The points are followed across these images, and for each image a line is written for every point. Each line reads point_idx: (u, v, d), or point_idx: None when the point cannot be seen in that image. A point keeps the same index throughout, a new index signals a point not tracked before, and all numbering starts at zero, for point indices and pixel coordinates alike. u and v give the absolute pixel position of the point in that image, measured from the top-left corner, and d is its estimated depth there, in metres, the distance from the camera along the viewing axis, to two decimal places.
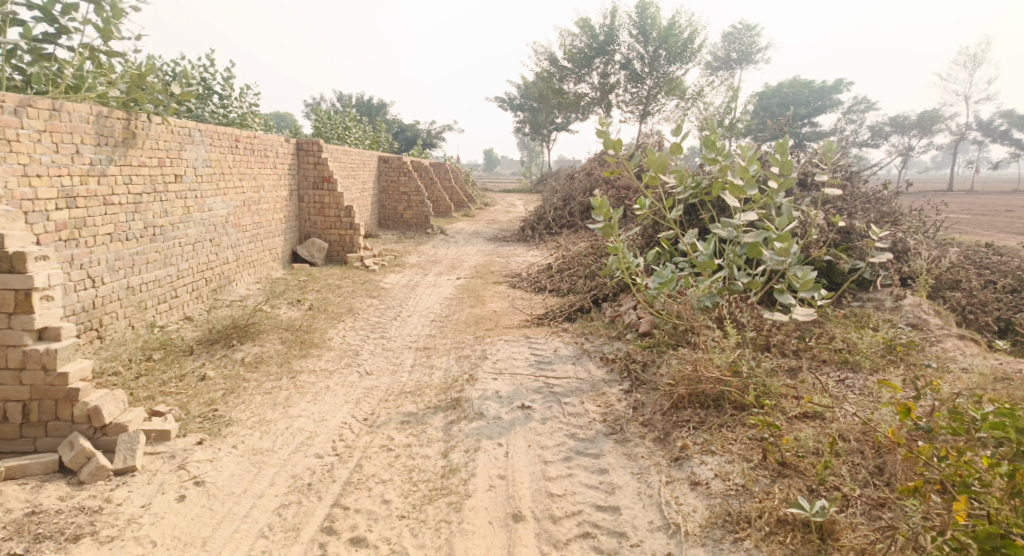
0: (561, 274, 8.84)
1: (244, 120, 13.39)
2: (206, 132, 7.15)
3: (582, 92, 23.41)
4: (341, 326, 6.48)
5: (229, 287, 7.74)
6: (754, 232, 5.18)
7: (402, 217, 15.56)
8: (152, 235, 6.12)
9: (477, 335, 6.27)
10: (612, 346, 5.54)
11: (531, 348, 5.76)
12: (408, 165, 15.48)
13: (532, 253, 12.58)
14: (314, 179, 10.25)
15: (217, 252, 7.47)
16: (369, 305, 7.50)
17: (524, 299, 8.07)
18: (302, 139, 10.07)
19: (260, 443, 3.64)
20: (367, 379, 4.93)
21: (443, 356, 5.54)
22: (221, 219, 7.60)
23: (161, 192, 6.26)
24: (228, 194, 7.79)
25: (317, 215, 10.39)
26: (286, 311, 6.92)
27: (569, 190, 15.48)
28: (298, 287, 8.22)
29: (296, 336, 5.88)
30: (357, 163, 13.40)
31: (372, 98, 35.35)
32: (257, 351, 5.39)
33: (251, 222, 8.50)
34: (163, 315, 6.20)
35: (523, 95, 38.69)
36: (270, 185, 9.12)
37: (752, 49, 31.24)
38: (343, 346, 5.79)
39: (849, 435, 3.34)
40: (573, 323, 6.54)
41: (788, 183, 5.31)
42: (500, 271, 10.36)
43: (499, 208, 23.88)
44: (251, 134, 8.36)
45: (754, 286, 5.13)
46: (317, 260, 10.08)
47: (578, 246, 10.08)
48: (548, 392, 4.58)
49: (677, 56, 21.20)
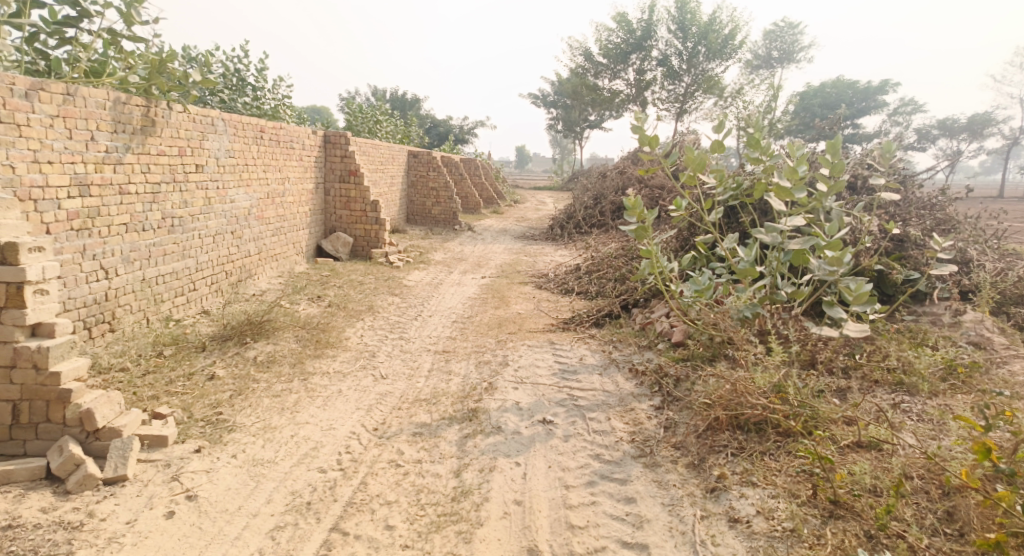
0: (589, 276, 8.49)
1: (276, 112, 13.36)
2: (229, 122, 7.01)
3: (617, 89, 22.91)
4: (359, 325, 6.26)
5: (250, 280, 7.62)
6: (802, 238, 4.75)
7: (430, 213, 15.37)
8: (171, 226, 5.99)
9: (500, 339, 5.98)
10: (642, 357, 5.18)
11: (556, 355, 5.44)
12: (437, 160, 15.28)
13: (560, 252, 12.24)
14: (341, 172, 10.09)
15: (238, 245, 7.34)
16: (390, 303, 7.28)
17: (550, 302, 7.75)
18: (330, 132, 9.91)
19: (261, 453, 3.41)
20: (381, 384, 4.68)
21: (462, 361, 5.26)
22: (243, 211, 7.47)
23: (180, 182, 6.13)
24: (251, 185, 7.65)
25: (343, 209, 10.24)
26: (305, 308, 6.74)
27: (600, 189, 15.06)
28: (319, 282, 8.05)
29: (312, 335, 5.68)
30: (385, 158, 13.24)
31: (405, 93, 35.38)
32: (270, 349, 5.20)
33: (275, 215, 8.36)
34: (179, 308, 6.07)
35: (556, 92, 38.24)
36: (295, 178, 8.98)
37: (794, 47, 30.25)
38: (359, 347, 5.56)
39: (913, 473, 2.93)
40: (601, 329, 6.20)
41: (840, 184, 4.86)
42: (526, 271, 10.05)
43: (529, 205, 23.57)
44: (276, 125, 8.21)
45: (799, 297, 4.71)
46: (341, 255, 9.93)
47: (609, 247, 9.71)
48: (572, 405, 4.26)
49: (717, 52, 20.53)
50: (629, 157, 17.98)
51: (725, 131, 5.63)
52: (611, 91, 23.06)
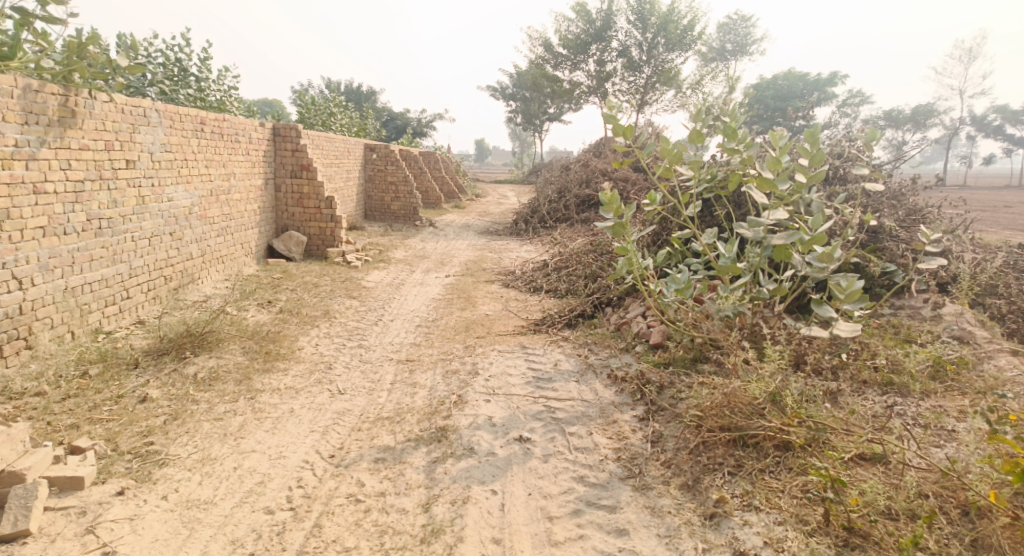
0: (558, 274, 8.18)
1: (223, 103, 12.56)
2: (163, 112, 6.39)
3: (577, 81, 22.70)
4: (314, 332, 5.77)
5: (193, 286, 7.00)
6: (785, 232, 4.51)
7: (389, 208, 14.81)
8: (97, 228, 5.36)
9: (468, 344, 5.59)
10: (620, 361, 4.88)
11: (529, 361, 5.09)
12: (395, 154, 14.72)
13: (526, 248, 11.91)
14: (292, 166, 9.48)
15: (178, 247, 6.72)
16: (348, 307, 6.79)
17: (519, 301, 7.41)
18: (279, 124, 9.29)
19: (197, 493, 2.95)
20: (339, 401, 4.24)
21: (428, 371, 4.86)
22: (183, 210, 6.85)
23: (108, 179, 5.51)
24: (191, 182, 7.04)
25: (296, 206, 9.63)
26: (254, 315, 6.20)
27: (564, 182, 14.79)
28: (270, 286, 7.49)
29: (261, 346, 5.17)
30: (341, 151, 12.62)
31: (361, 85, 34.37)
32: (214, 364, 4.68)
33: (220, 214, 7.74)
34: (110, 319, 5.45)
35: (515, 84, 37.85)
36: (241, 173, 8.35)
37: (747, 40, 30.65)
38: (314, 358, 5.09)
39: (926, 491, 2.71)
40: (574, 331, 5.89)
41: (821, 175, 4.64)
42: (492, 269, 9.67)
43: (491, 199, 23.17)
44: (219, 116, 7.57)
45: (782, 295, 4.48)
46: (294, 255, 9.35)
47: (577, 242, 9.41)
48: (550, 419, 3.92)
49: (676, 43, 20.49)
50: (591, 149, 17.79)
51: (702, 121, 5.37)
52: (571, 83, 22.83)
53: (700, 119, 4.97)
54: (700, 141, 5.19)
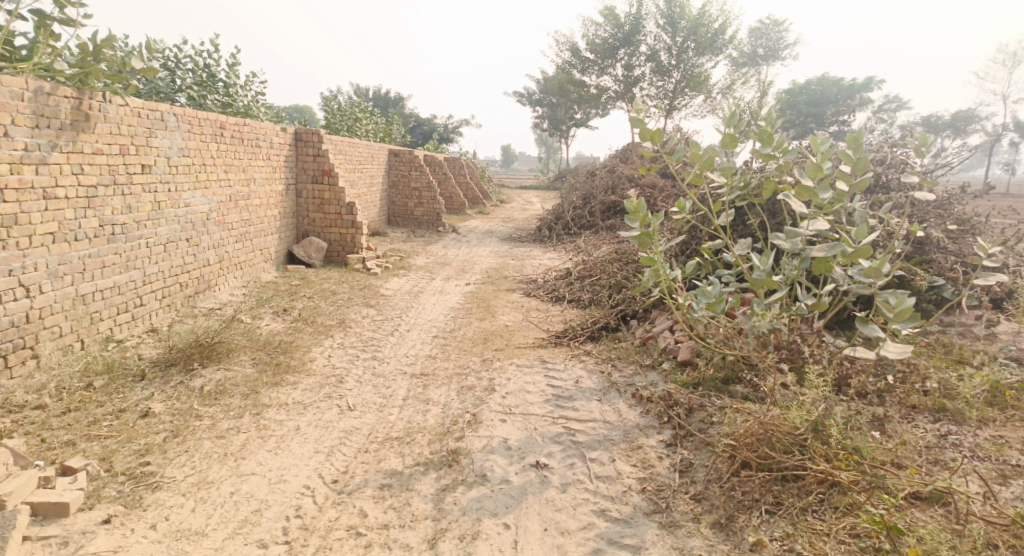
0: (581, 284, 7.90)
1: (249, 109, 12.60)
2: (182, 117, 6.32)
3: (604, 85, 22.39)
4: (328, 343, 5.60)
5: (209, 292, 6.91)
6: (826, 244, 4.14)
7: (412, 214, 14.70)
8: (111, 234, 5.28)
9: (485, 357, 5.35)
10: (646, 378, 4.59)
11: (548, 377, 4.83)
12: (419, 159, 14.61)
13: (549, 255, 11.64)
14: (314, 172, 9.39)
15: (195, 254, 6.64)
16: (365, 316, 6.62)
17: (541, 312, 7.15)
18: (301, 129, 9.22)
19: (189, 521, 2.79)
20: (347, 418, 4.03)
21: (443, 387, 4.63)
22: (201, 216, 6.77)
23: (123, 184, 5.43)
24: (210, 187, 6.96)
25: (317, 212, 9.54)
26: (268, 324, 6.06)
27: (589, 188, 14.50)
28: (287, 293, 7.37)
29: (272, 357, 5.01)
30: (364, 157, 12.55)
31: (388, 91, 34.58)
32: (222, 376, 4.53)
33: (238, 219, 7.67)
34: (123, 327, 5.37)
35: (542, 89, 37.67)
36: (261, 178, 8.28)
37: (778, 44, 30.00)
38: (325, 371, 4.91)
39: (996, 541, 2.37)
40: (597, 345, 5.60)
41: (865, 182, 4.26)
42: (514, 277, 9.43)
43: (515, 205, 22.97)
44: (239, 121, 7.50)
45: (822, 311, 4.14)
46: (314, 262, 9.24)
47: (602, 250, 9.11)
48: (569, 442, 3.65)
49: (707, 47, 20.07)
50: (617, 155, 17.47)
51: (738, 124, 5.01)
52: (598, 88, 22.54)
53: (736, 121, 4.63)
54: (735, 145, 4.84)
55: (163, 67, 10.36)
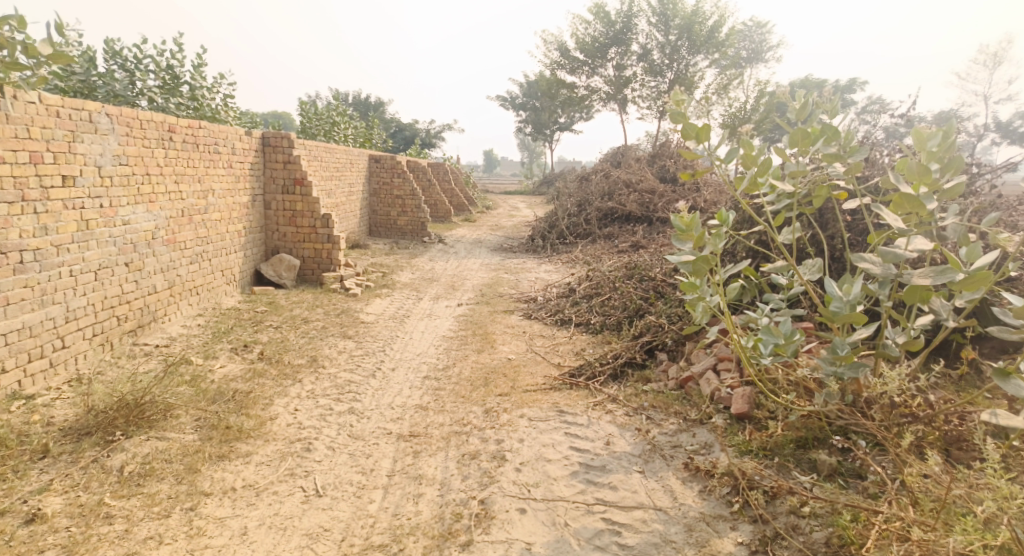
0: (589, 304, 6.97)
1: (217, 113, 11.48)
2: (116, 117, 5.26)
3: (594, 86, 21.54)
4: (294, 391, 4.57)
5: (155, 325, 5.83)
6: (930, 267, 3.22)
7: (395, 224, 13.68)
8: (18, 263, 4.22)
9: (488, 406, 4.37)
10: (695, 438, 3.65)
11: (570, 435, 3.86)
12: (402, 165, 13.58)
13: (545, 268, 10.70)
14: (284, 181, 8.35)
15: (136, 280, 5.58)
16: (341, 351, 5.61)
17: (546, 340, 6.19)
18: (269, 133, 8.19)
19: None
20: (314, 510, 3.04)
21: (438, 454, 3.64)
22: (144, 234, 5.73)
23: (35, 200, 4.37)
24: (155, 201, 5.91)
25: (288, 225, 8.48)
26: (223, 367, 5.02)
27: (584, 194, 13.61)
28: (250, 323, 6.33)
29: (222, 416, 3.98)
30: (342, 163, 11.52)
31: (367, 96, 33.47)
32: (151, 447, 3.49)
33: (193, 237, 6.61)
34: (35, 378, 4.30)
35: (526, 93, 36.81)
36: (221, 189, 7.22)
37: (763, 47, 29.55)
38: (289, 433, 3.90)
39: None
40: (622, 387, 4.65)
41: (960, 189, 3.34)
42: (510, 294, 8.47)
43: (501, 212, 22.03)
44: (193, 124, 6.47)
45: (918, 351, 3.27)
46: (285, 282, 8.20)
47: (608, 265, 8.19)
48: (616, 549, 2.72)
49: (701, 45, 19.31)
50: (609, 159, 16.60)
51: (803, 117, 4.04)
52: (588, 89, 21.69)
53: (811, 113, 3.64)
54: (805, 146, 3.87)
55: (120, 67, 9.21)
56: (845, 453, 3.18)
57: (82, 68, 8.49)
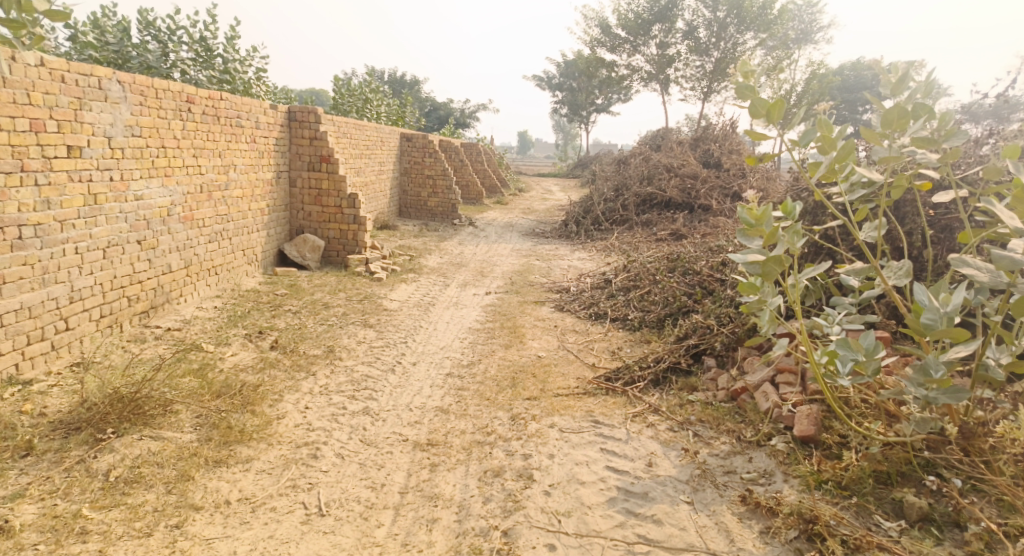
0: (627, 298, 6.47)
1: (250, 87, 11.22)
2: (128, 84, 4.96)
3: (636, 65, 20.68)
4: (306, 386, 4.23)
5: (169, 307, 5.57)
6: None
7: (426, 204, 13.31)
8: (16, 239, 3.95)
9: (514, 412, 3.96)
10: (752, 463, 3.17)
11: (606, 451, 3.43)
12: (434, 145, 13.16)
13: (578, 255, 10.20)
14: (310, 158, 8.00)
15: (150, 260, 5.31)
16: (360, 341, 5.26)
17: (579, 335, 5.73)
18: (295, 107, 7.83)
19: None
20: (316, 535, 2.69)
21: (457, 469, 3.24)
22: (159, 211, 5.44)
23: (36, 171, 4.10)
24: (171, 176, 5.62)
25: (313, 205, 8.16)
26: (234, 356, 4.71)
27: (621, 179, 12.98)
28: (269, 307, 6.03)
29: (225, 413, 3.66)
30: (372, 141, 11.15)
31: (402, 74, 33.08)
32: (143, 449, 3.19)
33: (212, 215, 6.32)
34: (34, 363, 4.04)
35: (562, 73, 35.86)
36: (244, 165, 6.91)
37: (813, 27, 28.05)
38: (296, 435, 3.56)
39: None
40: (664, 395, 4.18)
41: None
42: (541, 283, 8.01)
43: (534, 195, 21.47)
44: (213, 94, 6.14)
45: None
46: (309, 263, 7.91)
47: (648, 255, 7.65)
48: None
49: (751, 22, 18.24)
50: (648, 142, 15.87)
51: (897, 91, 3.41)
52: (628, 69, 20.84)
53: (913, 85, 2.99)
54: (900, 127, 3.25)
55: (153, 38, 8.96)
56: (940, 497, 2.66)
57: (115, 37, 8.26)
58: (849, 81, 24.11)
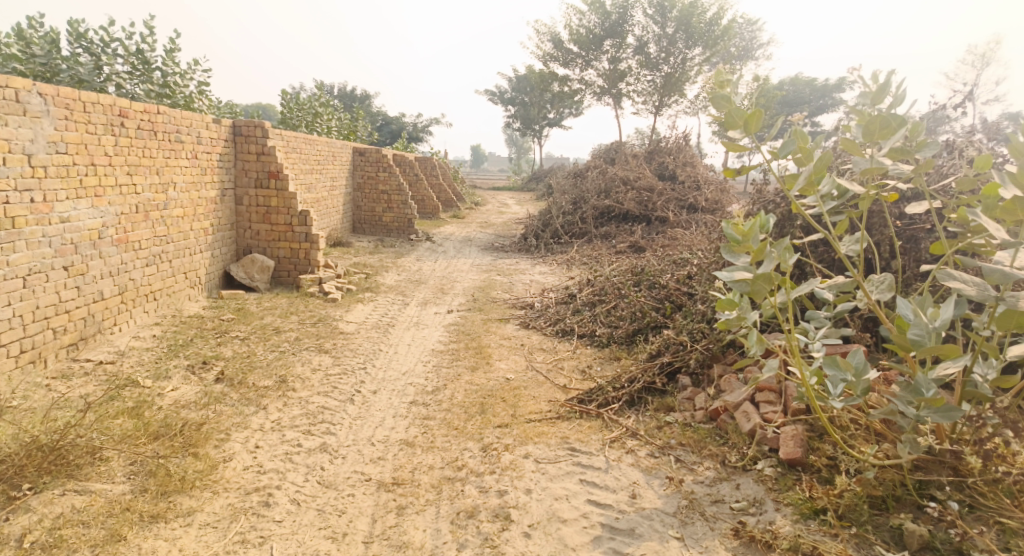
0: (593, 313, 6.32)
1: (193, 101, 10.62)
2: (51, 96, 4.53)
3: (589, 80, 20.88)
4: (257, 423, 3.86)
5: (101, 338, 5.08)
6: None
7: (381, 220, 12.94)
8: None
9: (486, 442, 3.71)
10: (740, 489, 3.03)
11: (586, 482, 3.22)
12: (388, 159, 12.82)
13: (539, 269, 10.05)
14: (257, 174, 7.59)
15: (78, 286, 4.83)
16: (315, 368, 4.91)
17: (547, 354, 5.53)
18: (240, 121, 7.42)
19: None
20: None
21: (428, 511, 2.97)
22: (89, 233, 4.97)
23: None
24: (102, 195, 5.15)
25: (261, 223, 7.73)
26: (175, 391, 4.29)
27: (579, 192, 12.95)
28: (213, 334, 5.60)
29: (165, 457, 3.28)
30: (324, 155, 10.74)
31: (353, 88, 32.54)
32: (65, 506, 2.79)
33: (150, 236, 5.85)
34: None
35: (515, 87, 36.01)
36: (185, 182, 6.46)
37: (755, 44, 29.09)
38: (246, 480, 3.21)
39: None
40: (641, 417, 4.01)
41: None
42: (503, 300, 7.80)
43: (491, 208, 21.30)
44: (150, 107, 5.72)
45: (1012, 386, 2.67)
46: (257, 285, 7.47)
47: (611, 269, 7.54)
48: None
49: (699, 38, 18.69)
50: (604, 155, 15.96)
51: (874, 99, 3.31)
52: (581, 83, 21.03)
53: (888, 94, 2.89)
54: (879, 138, 3.16)
55: (85, 50, 8.31)
56: (936, 521, 2.57)
57: (42, 49, 7.57)
58: (790, 96, 25.01)
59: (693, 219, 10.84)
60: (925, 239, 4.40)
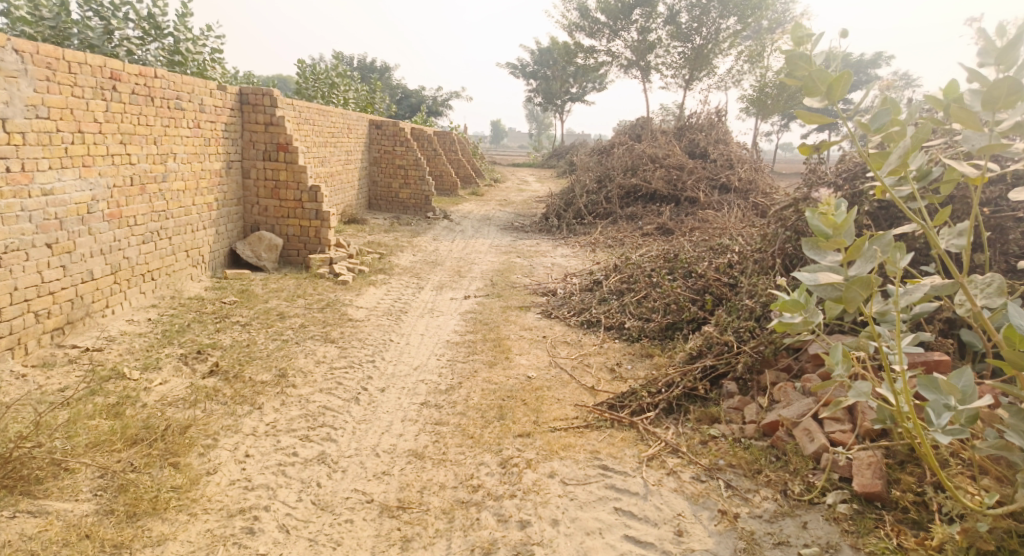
0: (621, 303, 5.80)
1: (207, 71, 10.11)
2: (28, 54, 4.07)
3: (616, 51, 19.99)
4: (249, 425, 3.45)
5: (91, 322, 4.71)
6: None
7: (397, 196, 12.47)
8: None
9: (504, 455, 3.25)
10: (808, 530, 2.55)
11: (621, 513, 2.76)
12: (406, 133, 12.27)
13: (562, 251, 9.53)
14: (265, 146, 7.13)
15: (65, 266, 4.44)
16: (318, 361, 4.48)
17: (572, 348, 5.04)
18: (247, 88, 6.94)
19: None
20: None
21: (437, 545, 2.54)
22: (76, 208, 4.57)
23: None
24: (92, 166, 4.73)
25: (269, 198, 7.30)
26: (164, 385, 3.89)
27: (605, 169, 12.31)
28: (213, 318, 5.20)
29: (139, 468, 2.89)
30: (338, 128, 10.24)
31: (372, 60, 31.86)
32: (16, 532, 2.41)
33: (146, 211, 5.43)
34: None
35: (538, 60, 35.00)
36: (186, 153, 6.02)
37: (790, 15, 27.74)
38: (230, 498, 2.80)
39: None
40: (680, 428, 3.52)
41: None
42: (524, 284, 7.31)
43: (511, 185, 20.71)
44: (145, 71, 5.25)
45: None
46: (264, 264, 7.07)
47: (641, 253, 7.00)
48: None
49: (735, 7, 17.67)
50: (630, 131, 15.23)
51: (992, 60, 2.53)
52: (608, 55, 20.15)
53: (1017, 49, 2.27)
54: (1004, 108, 2.35)
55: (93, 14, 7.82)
56: None
57: (50, 11, 7.04)
58: None
59: (726, 199, 10.20)
60: (1015, 229, 3.81)
